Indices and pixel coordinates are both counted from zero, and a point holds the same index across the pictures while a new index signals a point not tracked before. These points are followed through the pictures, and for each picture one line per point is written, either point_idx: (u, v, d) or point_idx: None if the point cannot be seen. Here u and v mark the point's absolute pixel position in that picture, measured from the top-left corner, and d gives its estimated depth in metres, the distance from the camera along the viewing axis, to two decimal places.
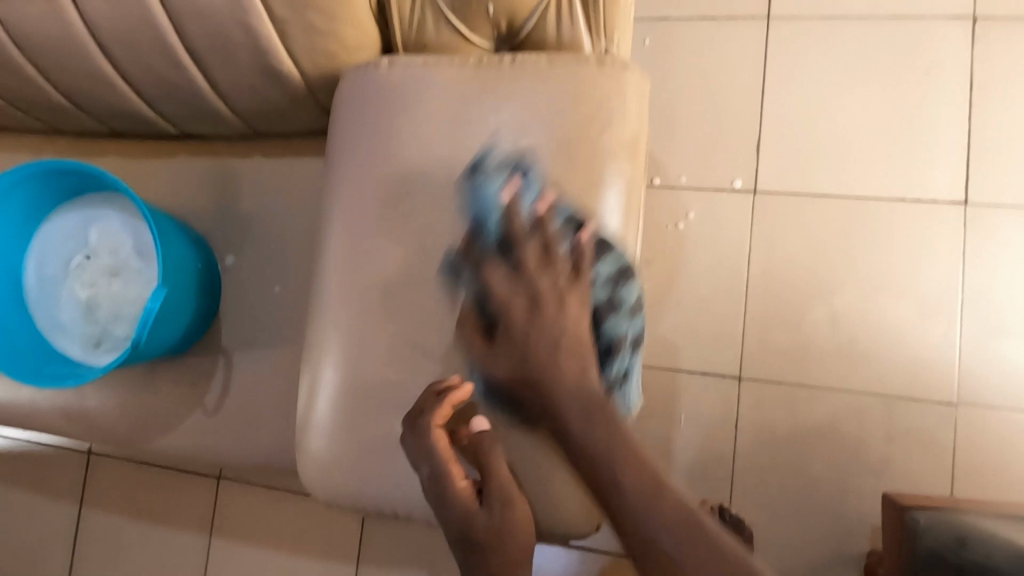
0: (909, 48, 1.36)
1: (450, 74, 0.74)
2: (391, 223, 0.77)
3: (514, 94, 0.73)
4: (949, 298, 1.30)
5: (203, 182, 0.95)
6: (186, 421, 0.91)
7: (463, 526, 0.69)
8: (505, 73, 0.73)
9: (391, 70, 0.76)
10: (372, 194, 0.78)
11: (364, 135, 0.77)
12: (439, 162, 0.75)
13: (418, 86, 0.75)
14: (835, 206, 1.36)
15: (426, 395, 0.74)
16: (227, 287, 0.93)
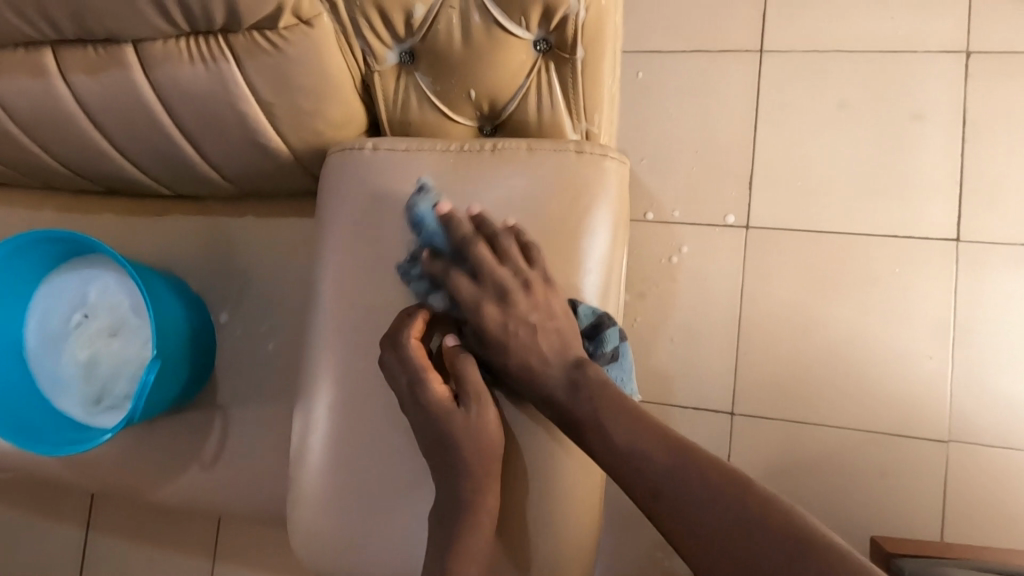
0: (902, 83, 1.36)
1: (434, 157, 0.75)
2: (376, 299, 0.78)
3: (497, 180, 0.74)
4: (941, 335, 1.29)
5: (196, 240, 0.96)
6: (182, 476, 0.93)
7: (439, 436, 0.73)
8: (487, 160, 0.74)
9: (376, 153, 0.76)
10: (357, 274, 0.78)
11: (348, 213, 0.78)
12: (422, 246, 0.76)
13: (402, 169, 0.75)
14: (826, 240, 1.36)
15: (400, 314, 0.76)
16: (222, 344, 0.95)
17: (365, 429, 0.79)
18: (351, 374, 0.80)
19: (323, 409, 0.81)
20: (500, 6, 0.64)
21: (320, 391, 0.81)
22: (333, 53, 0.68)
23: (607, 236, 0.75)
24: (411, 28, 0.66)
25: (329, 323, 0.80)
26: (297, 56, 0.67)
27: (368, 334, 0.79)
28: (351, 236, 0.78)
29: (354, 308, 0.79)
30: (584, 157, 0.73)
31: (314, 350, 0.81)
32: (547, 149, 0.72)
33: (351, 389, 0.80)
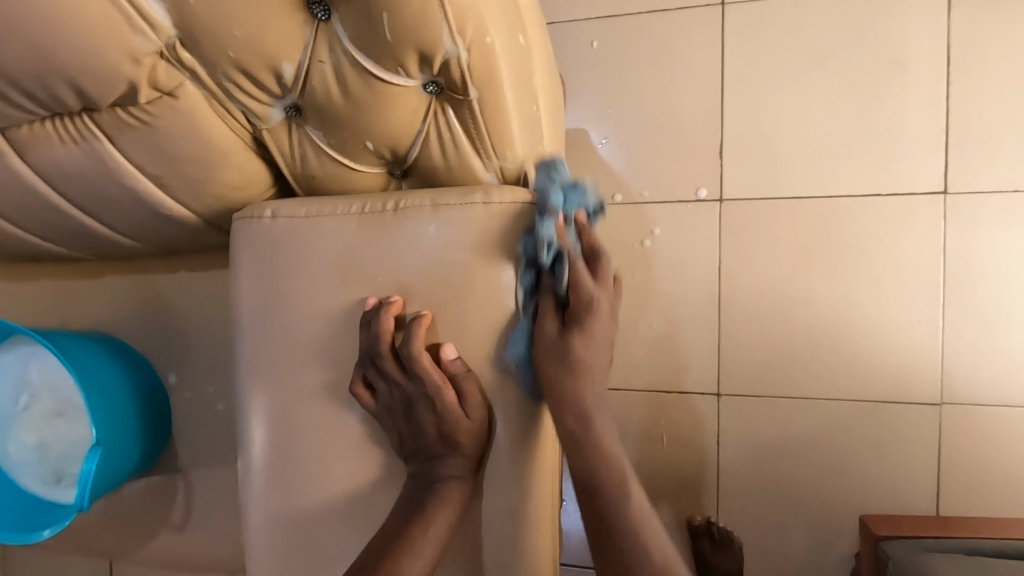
0: (880, 26, 1.25)
1: (343, 224, 0.71)
2: (298, 368, 0.74)
3: (416, 243, 0.70)
4: (929, 297, 1.23)
5: (132, 302, 0.93)
6: (156, 539, 0.94)
7: (434, 433, 0.71)
8: (389, 224, 0.70)
9: (275, 223, 0.72)
10: (277, 345, 0.74)
11: (261, 282, 0.73)
12: (338, 311, 0.72)
13: (311, 239, 0.71)
14: (803, 206, 1.28)
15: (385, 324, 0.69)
16: (175, 405, 0.94)
17: (311, 501, 0.75)
18: (289, 445, 0.75)
19: (262, 483, 0.76)
20: (372, 57, 0.59)
21: (258, 464, 0.76)
22: (210, 118, 0.65)
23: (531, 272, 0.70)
24: (285, 86, 0.63)
25: (258, 393, 0.75)
26: (169, 127, 0.64)
27: (296, 405, 0.74)
28: (268, 306, 0.73)
29: (277, 379, 0.74)
30: (493, 208, 0.69)
31: (248, 421, 0.76)
32: (452, 202, 0.69)
33: (290, 460, 0.75)
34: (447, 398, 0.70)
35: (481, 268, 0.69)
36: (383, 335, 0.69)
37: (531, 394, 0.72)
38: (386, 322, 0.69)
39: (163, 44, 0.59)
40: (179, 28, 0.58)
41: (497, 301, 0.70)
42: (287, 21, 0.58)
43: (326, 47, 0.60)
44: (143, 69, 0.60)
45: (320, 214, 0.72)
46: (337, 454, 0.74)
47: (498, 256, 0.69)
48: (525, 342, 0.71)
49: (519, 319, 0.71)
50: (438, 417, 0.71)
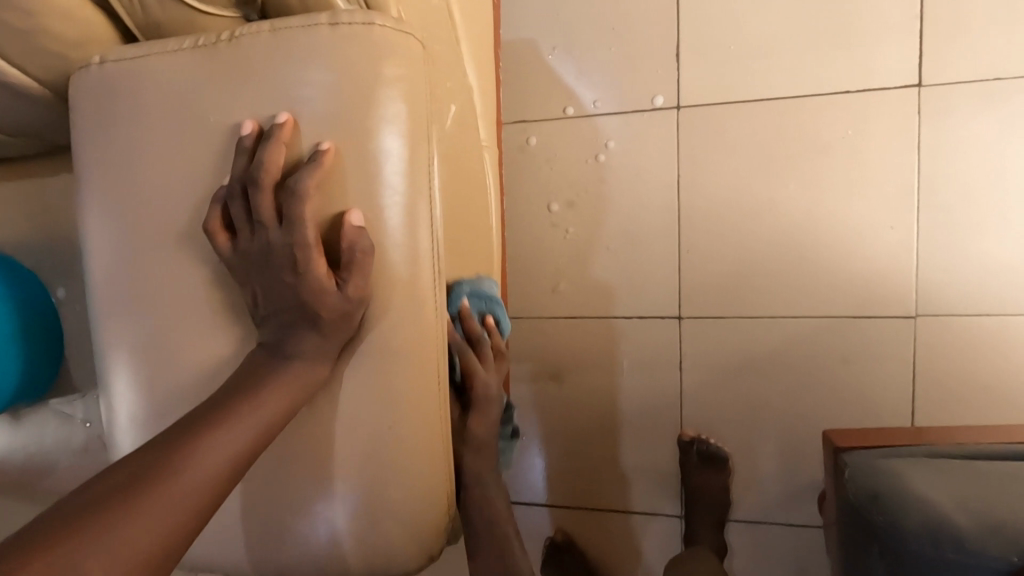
0: None
1: (180, 60, 0.61)
2: (148, 244, 0.65)
3: (258, 78, 0.60)
4: (903, 201, 1.13)
5: (10, 210, 0.85)
6: (62, 465, 0.89)
7: (296, 303, 0.60)
8: (226, 57, 0.61)
9: (104, 69, 0.63)
10: (123, 219, 0.65)
11: (101, 144, 0.64)
12: (181, 170, 0.63)
13: (147, 86, 0.62)
14: (766, 108, 1.18)
15: (274, 153, 0.58)
16: (66, 321, 0.86)
17: (172, 399, 0.66)
18: (148, 335, 0.66)
19: (123, 382, 0.68)
20: None
21: (116, 360, 0.68)
22: None
23: (400, 111, 0.61)
24: None
25: (112, 281, 0.67)
26: None
27: (149, 288, 0.65)
28: (110, 173, 0.65)
29: (127, 261, 0.66)
30: (342, 32, 0.59)
31: (105, 315, 0.68)
32: (294, 27, 0.59)
33: (147, 351, 0.66)
34: (318, 267, 0.58)
35: (340, 110, 0.60)
36: (269, 167, 0.58)
37: (405, 252, 0.64)
38: (274, 153, 0.58)
39: None
40: None
41: (355, 144, 0.61)
42: None
43: None
44: None
45: (151, 52, 0.62)
46: (200, 341, 0.65)
47: (349, 86, 0.60)
48: (398, 195, 0.62)
49: (383, 160, 0.61)
50: (302, 288, 0.59)
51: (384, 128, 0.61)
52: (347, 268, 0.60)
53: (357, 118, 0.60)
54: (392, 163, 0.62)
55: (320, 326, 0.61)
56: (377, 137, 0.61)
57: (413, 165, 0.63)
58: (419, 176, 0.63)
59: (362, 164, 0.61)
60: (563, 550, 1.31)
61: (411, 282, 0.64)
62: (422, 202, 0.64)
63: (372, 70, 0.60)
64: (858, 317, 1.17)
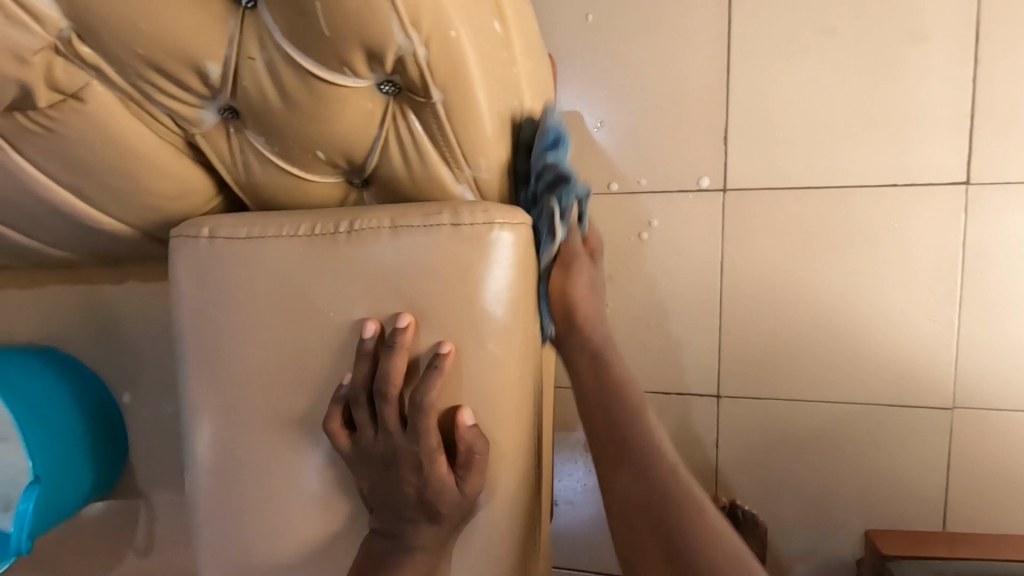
0: None
1: (280, 245, 0.54)
2: (237, 436, 0.58)
3: (361, 276, 0.52)
4: (948, 294, 1.15)
5: (74, 314, 0.83)
6: (117, 569, 0.87)
7: (412, 519, 0.50)
8: (338, 252, 0.52)
9: (215, 245, 0.56)
10: (215, 404, 0.58)
11: (184, 317, 0.58)
12: (279, 365, 0.55)
13: (241, 264, 0.55)
14: (814, 197, 1.19)
15: (392, 356, 0.49)
16: (129, 426, 0.85)
17: None
18: (232, 531, 0.59)
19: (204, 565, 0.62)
20: (311, 54, 0.44)
21: (203, 546, 0.61)
22: (129, 126, 0.52)
23: (524, 317, 0.53)
24: (212, 86, 0.48)
25: (199, 465, 0.60)
26: (79, 135, 0.51)
27: (238, 483, 0.58)
28: (205, 355, 0.58)
29: (219, 449, 0.58)
30: (466, 234, 0.51)
31: (190, 494, 0.61)
32: (414, 226, 0.51)
33: (223, 538, 0.59)
34: (442, 477, 0.49)
35: (456, 319, 0.51)
36: (380, 373, 0.49)
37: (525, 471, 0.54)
38: (395, 361, 0.49)
39: (53, 38, 0.43)
40: (73, 19, 0.42)
41: (477, 360, 0.51)
42: (202, 9, 0.43)
43: (255, 41, 0.45)
44: (35, 70, 0.44)
45: (262, 235, 0.55)
46: (284, 546, 0.57)
47: (469, 299, 0.51)
48: (517, 410, 0.53)
49: (505, 382, 0.52)
50: (423, 502, 0.50)
51: (503, 341, 0.52)
52: (466, 473, 0.50)
53: (475, 330, 0.51)
54: (518, 383, 0.53)
55: (433, 541, 0.51)
56: (498, 351, 0.52)
57: (530, 381, 0.54)
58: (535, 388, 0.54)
59: (483, 383, 0.51)
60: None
61: (526, 506, 0.54)
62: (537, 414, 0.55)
63: (499, 280, 0.51)
64: (897, 407, 1.18)
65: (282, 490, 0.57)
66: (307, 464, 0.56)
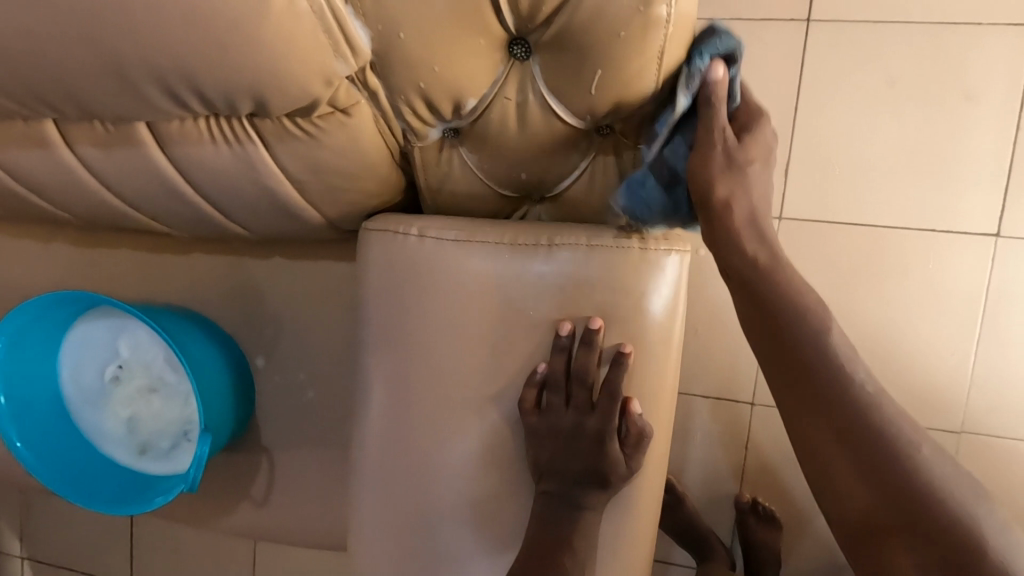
0: (961, 54, 1.15)
1: (487, 251, 0.64)
2: (420, 408, 0.67)
3: (558, 281, 0.62)
4: (966, 331, 1.19)
5: (222, 282, 0.92)
6: (235, 515, 0.95)
7: (585, 484, 0.63)
8: (540, 263, 0.63)
9: (423, 243, 0.65)
10: (403, 379, 0.67)
11: (384, 302, 0.67)
12: (471, 350, 0.65)
13: (447, 264, 0.64)
14: (859, 233, 1.22)
15: (588, 352, 0.61)
16: (259, 388, 0.93)
17: (427, 549, 0.68)
18: (407, 488, 0.69)
19: (371, 515, 0.71)
20: (564, 101, 0.54)
21: (374, 497, 0.71)
22: (371, 138, 0.61)
23: (680, 328, 0.64)
24: (458, 115, 0.58)
25: (380, 427, 0.69)
26: (331, 142, 0.60)
27: (417, 446, 0.68)
28: (400, 336, 0.67)
29: (402, 417, 0.68)
30: (649, 257, 0.62)
31: (365, 452, 0.71)
32: (609, 246, 0.61)
33: (396, 493, 0.69)
34: (614, 449, 0.62)
35: (635, 324, 0.62)
36: (574, 363, 0.62)
37: (665, 453, 0.66)
38: (590, 356, 0.61)
39: (356, 69, 0.52)
40: (378, 55, 0.51)
41: (645, 359, 0.62)
42: (485, 58, 0.52)
43: (516, 86, 0.55)
44: (330, 90, 0.54)
45: (469, 240, 0.64)
46: (454, 502, 0.67)
47: (644, 312, 0.62)
48: (667, 403, 0.65)
49: (662, 381, 0.63)
50: (596, 467, 0.63)
51: (667, 347, 0.63)
52: (631, 448, 0.63)
53: (647, 337, 0.62)
54: (672, 381, 0.64)
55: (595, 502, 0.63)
56: (662, 354, 0.63)
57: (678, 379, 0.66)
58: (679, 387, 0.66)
59: (649, 376, 0.63)
60: (669, 511, 1.09)
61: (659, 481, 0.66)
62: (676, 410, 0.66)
63: (672, 296, 0.62)
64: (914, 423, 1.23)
65: (457, 456, 0.67)
66: (479, 437, 0.66)
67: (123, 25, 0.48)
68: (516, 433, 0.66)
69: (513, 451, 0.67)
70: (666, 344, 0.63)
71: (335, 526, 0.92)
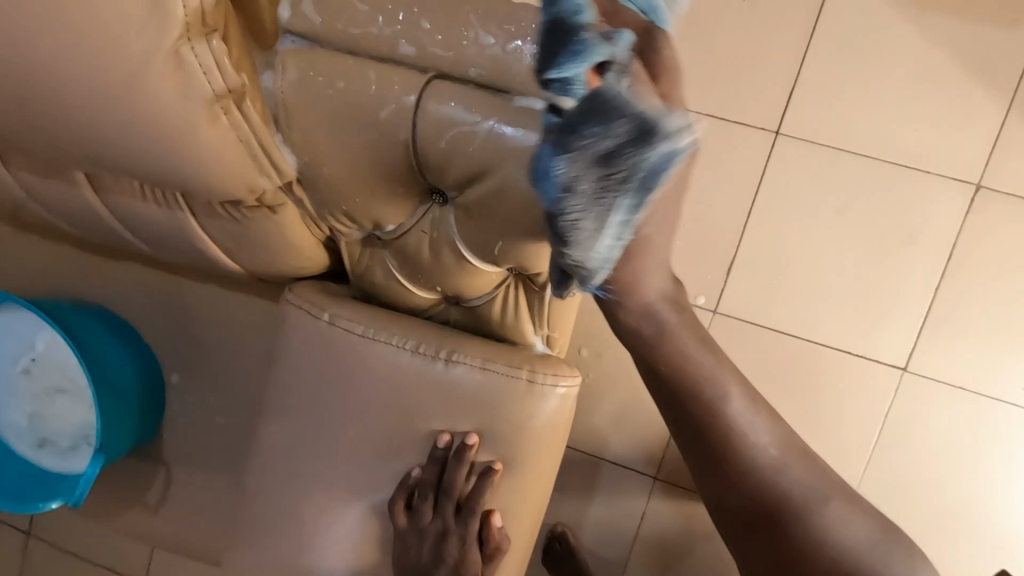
0: (908, 189, 1.13)
1: (390, 354, 0.67)
2: (306, 478, 0.71)
3: (448, 394, 0.67)
4: (861, 447, 1.17)
5: (150, 293, 0.94)
6: (127, 517, 0.97)
7: None
8: (435, 375, 0.67)
9: (333, 329, 0.69)
10: (295, 447, 0.71)
11: (292, 374, 0.71)
12: (361, 438, 0.69)
13: (351, 356, 0.68)
14: (782, 342, 1.18)
15: (458, 468, 0.66)
16: (170, 401, 0.95)
17: None
18: (284, 547, 0.73)
19: (246, 559, 0.75)
20: (473, 248, 0.58)
21: (252, 545, 0.75)
22: (299, 228, 0.64)
23: (552, 454, 0.69)
24: (380, 231, 0.62)
25: (269, 484, 0.73)
26: (258, 227, 0.63)
27: (298, 512, 0.72)
28: (298, 408, 0.71)
29: (289, 482, 0.72)
30: (536, 389, 0.66)
31: (251, 501, 0.75)
32: (501, 372, 0.66)
33: (272, 548, 0.73)
34: (472, 552, 0.68)
35: (511, 448, 0.67)
36: (444, 475, 0.66)
37: (521, 557, 0.72)
38: (460, 472, 0.66)
39: (284, 182, 0.55)
40: (304, 173, 0.54)
41: (511, 479, 0.68)
42: (405, 199, 0.56)
43: (433, 220, 0.58)
44: (258, 194, 0.56)
45: (376, 337, 0.68)
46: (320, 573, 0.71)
47: (522, 436, 0.66)
48: (532, 514, 0.71)
49: (526, 496, 0.69)
50: (455, 565, 0.68)
51: (537, 469, 0.68)
52: (489, 550, 0.69)
53: (519, 458, 0.67)
54: (539, 496, 0.70)
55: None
56: (531, 474, 0.68)
57: (546, 492, 0.72)
58: (546, 500, 0.72)
59: (515, 492, 0.68)
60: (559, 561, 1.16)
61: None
62: (539, 520, 0.73)
63: (551, 428, 0.67)
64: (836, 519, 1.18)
65: (331, 529, 0.71)
66: (354, 514, 0.71)
67: (37, 116, 0.48)
68: (387, 520, 0.71)
69: (381, 535, 0.71)
70: (537, 466, 0.68)
71: (219, 546, 0.94)
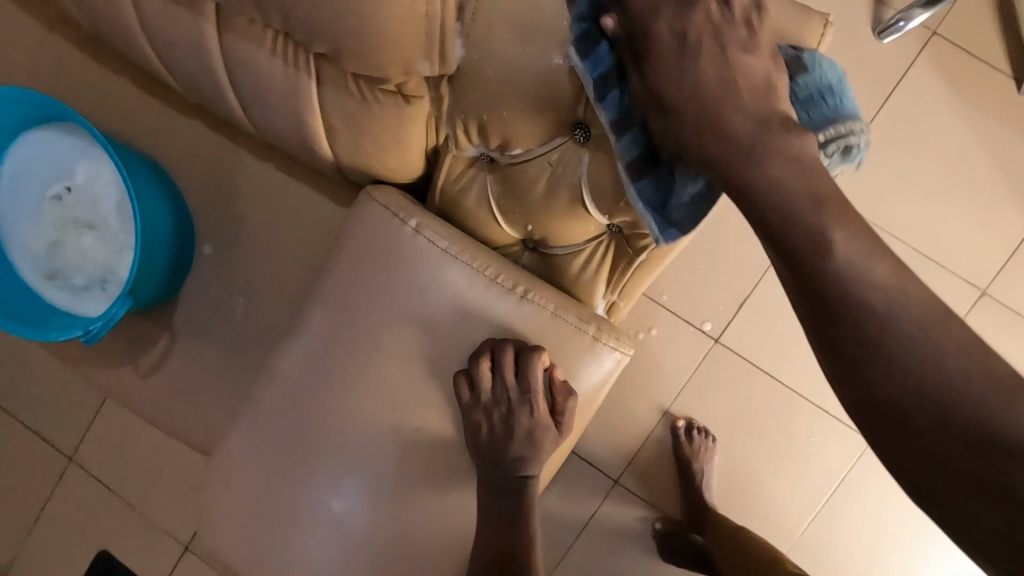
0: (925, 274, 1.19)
1: (466, 277, 0.68)
2: (342, 374, 0.70)
3: (515, 329, 0.68)
4: (814, 500, 1.15)
5: (206, 157, 0.91)
6: (113, 374, 0.93)
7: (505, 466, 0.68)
8: (508, 307, 0.68)
9: (416, 238, 0.68)
10: (340, 342, 0.71)
11: (358, 270, 0.70)
12: (414, 348, 0.69)
13: (428, 268, 0.68)
14: (773, 389, 1.15)
15: (521, 367, 0.66)
16: (194, 270, 0.92)
17: (286, 495, 0.71)
18: (297, 436, 0.71)
19: (249, 440, 0.73)
20: (594, 194, 0.60)
21: (262, 427, 0.73)
22: (419, 128, 0.63)
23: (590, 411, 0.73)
24: (500, 151, 0.62)
25: (298, 371, 0.72)
26: (382, 115, 0.62)
27: (323, 406, 0.71)
28: (356, 305, 0.70)
29: (323, 373, 0.71)
30: (598, 346, 0.68)
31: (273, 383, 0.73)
32: (570, 322, 0.67)
33: (286, 433, 0.72)
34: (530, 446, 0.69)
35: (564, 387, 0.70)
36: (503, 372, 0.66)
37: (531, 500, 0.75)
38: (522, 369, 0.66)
39: (439, 73, 0.55)
40: (464, 71, 0.54)
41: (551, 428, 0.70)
42: (549, 127, 0.57)
43: (562, 156, 0.59)
44: (408, 78, 0.56)
45: (455, 256, 0.68)
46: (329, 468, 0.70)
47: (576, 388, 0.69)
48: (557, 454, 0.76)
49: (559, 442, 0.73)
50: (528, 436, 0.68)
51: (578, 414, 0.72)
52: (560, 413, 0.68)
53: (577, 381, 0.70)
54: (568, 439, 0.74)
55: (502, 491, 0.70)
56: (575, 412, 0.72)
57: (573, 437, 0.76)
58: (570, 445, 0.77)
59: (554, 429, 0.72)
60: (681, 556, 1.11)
61: None
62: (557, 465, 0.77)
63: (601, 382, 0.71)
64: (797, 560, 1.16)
65: (352, 429, 0.70)
66: (377, 424, 0.69)
67: None
68: (410, 437, 0.70)
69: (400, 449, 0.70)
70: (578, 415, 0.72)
71: (203, 426, 0.91)
